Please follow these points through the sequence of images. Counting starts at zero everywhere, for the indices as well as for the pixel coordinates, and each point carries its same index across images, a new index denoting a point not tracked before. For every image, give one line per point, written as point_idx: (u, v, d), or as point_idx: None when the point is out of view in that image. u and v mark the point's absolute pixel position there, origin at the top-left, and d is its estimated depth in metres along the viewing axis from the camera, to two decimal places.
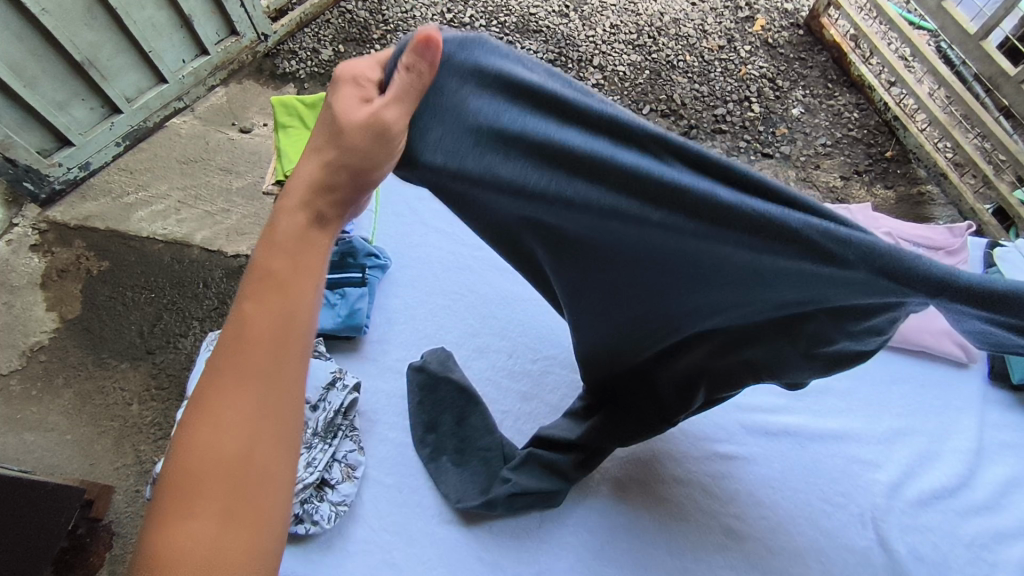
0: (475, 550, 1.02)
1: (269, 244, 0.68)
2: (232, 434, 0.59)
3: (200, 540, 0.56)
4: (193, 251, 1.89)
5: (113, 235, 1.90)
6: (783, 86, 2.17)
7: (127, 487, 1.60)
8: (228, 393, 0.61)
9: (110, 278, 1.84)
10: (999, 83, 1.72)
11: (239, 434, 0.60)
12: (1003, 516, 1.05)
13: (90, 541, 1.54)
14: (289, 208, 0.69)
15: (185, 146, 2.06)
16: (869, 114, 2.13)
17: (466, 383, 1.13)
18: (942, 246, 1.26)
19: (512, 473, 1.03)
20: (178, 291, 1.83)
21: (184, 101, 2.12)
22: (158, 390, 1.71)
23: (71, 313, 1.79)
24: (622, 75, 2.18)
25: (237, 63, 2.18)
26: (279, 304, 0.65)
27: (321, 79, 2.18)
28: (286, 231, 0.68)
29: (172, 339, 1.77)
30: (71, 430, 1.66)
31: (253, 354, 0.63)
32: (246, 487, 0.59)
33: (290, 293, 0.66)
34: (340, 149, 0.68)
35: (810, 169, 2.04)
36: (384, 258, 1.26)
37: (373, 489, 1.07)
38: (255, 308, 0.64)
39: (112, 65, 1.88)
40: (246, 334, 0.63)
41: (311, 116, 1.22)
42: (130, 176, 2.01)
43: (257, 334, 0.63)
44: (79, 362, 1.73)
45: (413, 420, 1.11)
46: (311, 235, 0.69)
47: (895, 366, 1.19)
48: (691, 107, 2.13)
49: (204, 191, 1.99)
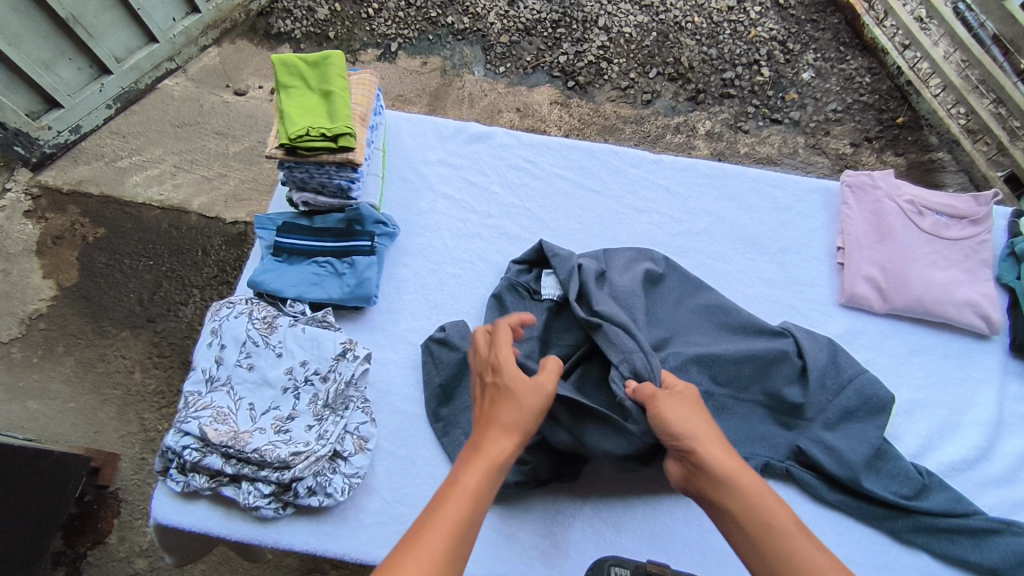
0: (490, 522, 1.02)
1: (485, 429, 0.88)
2: (436, 535, 0.71)
3: None
4: (191, 218, 1.84)
5: (107, 201, 1.85)
6: (794, 49, 2.10)
7: (132, 455, 1.59)
8: (446, 502, 0.76)
9: (106, 245, 1.79)
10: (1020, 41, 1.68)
11: (441, 535, 0.71)
12: (1020, 488, 1.04)
13: (97, 508, 1.54)
14: (498, 419, 0.89)
15: (178, 108, 1.99)
16: (881, 79, 2.07)
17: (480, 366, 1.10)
18: (964, 214, 1.23)
19: (527, 454, 1.02)
20: (177, 258, 1.79)
21: (176, 62, 2.04)
22: (159, 358, 1.69)
23: (68, 281, 1.75)
24: (628, 37, 2.10)
25: (229, 22, 2.10)
26: (482, 462, 0.83)
27: (317, 39, 2.10)
28: (494, 424, 0.88)
29: (172, 308, 1.74)
30: (73, 399, 1.64)
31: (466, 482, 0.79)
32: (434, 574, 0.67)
33: (479, 501, 0.78)
34: (532, 409, 0.91)
35: (820, 135, 2.00)
36: (392, 226, 1.20)
37: (386, 460, 1.06)
38: (467, 467, 0.82)
39: (99, 23, 1.80)
40: (458, 495, 0.77)
41: (313, 75, 1.15)
42: (123, 140, 1.94)
43: (470, 475, 0.80)
44: (79, 330, 1.70)
45: (427, 392, 1.10)
46: (505, 436, 0.87)
47: (915, 338, 1.17)
48: (699, 71, 2.06)
49: (200, 156, 1.92)
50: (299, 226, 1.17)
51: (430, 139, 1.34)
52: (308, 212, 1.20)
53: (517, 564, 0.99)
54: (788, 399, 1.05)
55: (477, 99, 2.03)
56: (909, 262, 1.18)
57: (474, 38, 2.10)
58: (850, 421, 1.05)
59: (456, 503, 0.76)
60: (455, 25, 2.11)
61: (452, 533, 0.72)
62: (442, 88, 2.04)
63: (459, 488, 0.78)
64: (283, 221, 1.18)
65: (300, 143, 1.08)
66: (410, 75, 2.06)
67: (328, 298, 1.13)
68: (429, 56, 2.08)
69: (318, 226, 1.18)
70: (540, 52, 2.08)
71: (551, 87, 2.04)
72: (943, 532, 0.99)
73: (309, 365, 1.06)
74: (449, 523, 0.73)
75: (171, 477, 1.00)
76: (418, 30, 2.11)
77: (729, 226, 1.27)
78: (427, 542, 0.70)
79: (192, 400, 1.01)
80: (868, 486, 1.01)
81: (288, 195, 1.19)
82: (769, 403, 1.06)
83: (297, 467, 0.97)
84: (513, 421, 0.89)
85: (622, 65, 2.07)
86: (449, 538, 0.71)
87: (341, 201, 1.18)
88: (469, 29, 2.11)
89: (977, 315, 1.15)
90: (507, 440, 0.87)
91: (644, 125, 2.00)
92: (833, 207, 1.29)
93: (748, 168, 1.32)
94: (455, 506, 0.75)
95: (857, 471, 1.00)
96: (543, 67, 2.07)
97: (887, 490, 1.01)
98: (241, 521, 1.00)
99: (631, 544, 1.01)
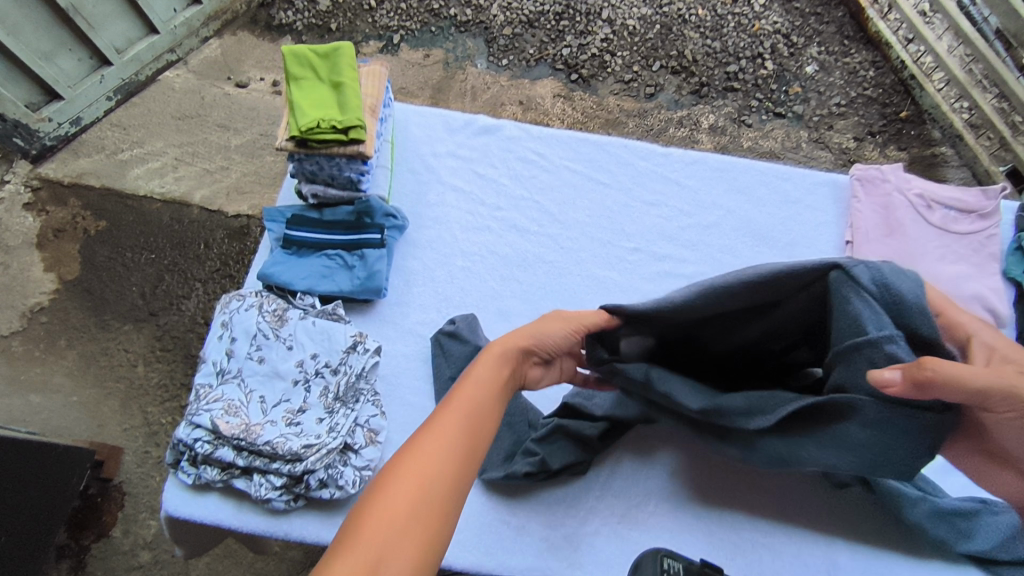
0: (501, 515, 1.02)
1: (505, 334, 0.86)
2: (450, 414, 0.73)
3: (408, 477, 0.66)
4: (193, 211, 1.83)
5: (108, 193, 1.84)
6: (798, 42, 2.09)
7: (135, 448, 1.59)
8: (461, 389, 0.77)
9: (108, 238, 1.79)
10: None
11: (456, 415, 0.73)
12: None
13: (101, 501, 1.54)
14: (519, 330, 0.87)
15: (179, 101, 1.98)
16: (885, 73, 2.06)
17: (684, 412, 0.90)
18: (974, 208, 1.23)
19: (536, 447, 1.03)
20: (179, 252, 1.78)
21: (177, 54, 2.02)
22: (162, 352, 1.68)
23: (70, 274, 1.74)
24: (631, 30, 2.09)
25: (230, 13, 2.08)
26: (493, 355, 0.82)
27: (318, 31, 2.08)
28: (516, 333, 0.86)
29: (174, 301, 1.73)
30: (76, 392, 1.64)
31: (480, 372, 0.80)
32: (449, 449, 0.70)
33: (494, 389, 0.79)
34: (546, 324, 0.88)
35: (823, 130, 1.99)
36: (402, 218, 1.19)
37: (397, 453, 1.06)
38: (483, 359, 0.82)
39: (99, 14, 1.79)
40: (475, 383, 0.78)
41: (324, 66, 1.15)
42: (123, 132, 1.93)
43: (484, 366, 0.80)
44: (81, 324, 1.70)
45: (437, 385, 1.09)
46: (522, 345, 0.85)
47: None
48: (703, 64, 2.06)
49: (201, 148, 1.91)
50: (309, 218, 1.17)
51: (439, 131, 1.34)
52: (317, 205, 1.20)
53: (526, 556, 0.99)
54: None
55: (480, 92, 2.02)
56: (918, 256, 1.18)
57: (477, 30, 2.09)
58: None
59: (470, 389, 0.77)
60: (457, 17, 2.10)
61: (467, 418, 0.74)
62: (445, 81, 2.04)
63: (469, 380, 0.79)
64: (292, 213, 1.18)
65: (310, 135, 1.08)
66: (412, 67, 2.05)
67: (338, 291, 1.13)
68: (431, 49, 2.07)
69: (327, 219, 1.17)
70: (543, 45, 2.07)
71: (554, 80, 2.04)
72: (958, 518, 0.96)
73: (320, 357, 1.06)
74: (466, 404, 0.75)
75: (182, 469, 1.00)
76: (420, 22, 2.09)
77: (738, 220, 1.27)
78: (439, 424, 0.72)
79: (203, 392, 1.01)
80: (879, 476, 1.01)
81: (297, 188, 1.19)
82: None
83: (309, 459, 0.96)
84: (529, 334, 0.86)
85: (625, 58, 2.06)
86: (462, 417, 0.73)
87: (350, 193, 1.17)
88: (471, 21, 2.10)
89: (985, 308, 1.15)
90: (521, 339, 0.85)
91: (647, 119, 1.99)
92: (843, 200, 1.29)
93: (757, 161, 1.32)
94: (470, 391, 0.77)
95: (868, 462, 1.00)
96: (545, 60, 2.06)
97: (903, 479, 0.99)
98: (252, 513, 1.00)
99: (640, 536, 1.01)
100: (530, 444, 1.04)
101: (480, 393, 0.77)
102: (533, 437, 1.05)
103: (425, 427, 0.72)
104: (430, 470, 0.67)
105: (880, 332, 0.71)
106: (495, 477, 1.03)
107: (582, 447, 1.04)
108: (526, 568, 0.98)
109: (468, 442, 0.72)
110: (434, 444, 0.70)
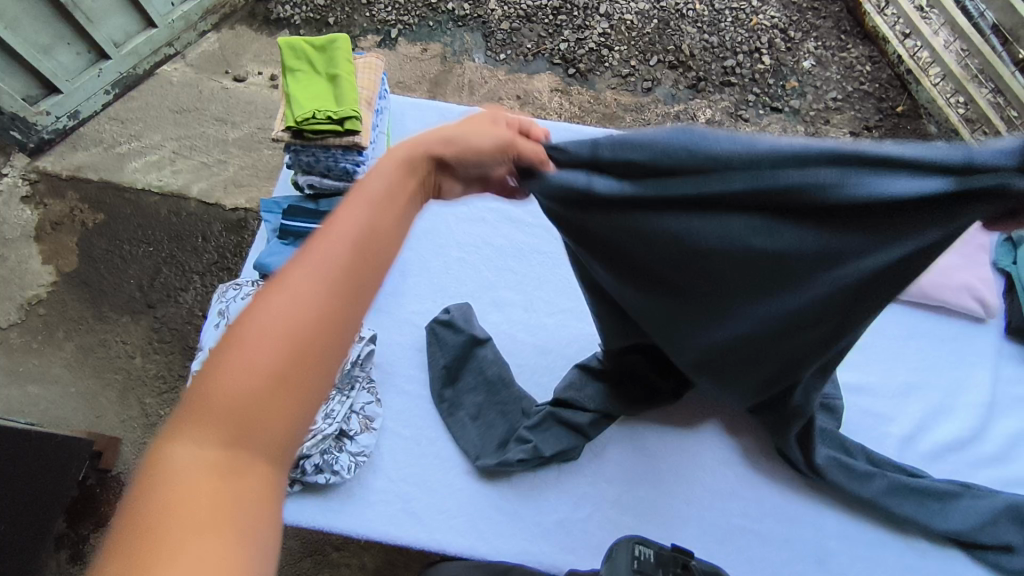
0: (493, 500, 1.04)
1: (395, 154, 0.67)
2: (330, 238, 0.58)
3: (272, 321, 0.52)
4: (191, 204, 1.84)
5: (106, 186, 1.85)
6: (795, 37, 2.10)
7: (133, 439, 1.60)
8: (346, 207, 0.61)
9: (106, 231, 1.80)
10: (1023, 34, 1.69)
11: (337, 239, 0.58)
12: (1013, 468, 1.07)
13: (99, 491, 1.56)
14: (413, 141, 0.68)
15: (177, 94, 1.98)
16: (881, 68, 2.07)
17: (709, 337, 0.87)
18: None
19: (529, 435, 1.04)
20: (177, 244, 1.79)
21: (175, 47, 2.03)
22: (160, 343, 1.69)
23: (68, 266, 1.75)
24: (629, 25, 2.10)
25: (229, 7, 2.09)
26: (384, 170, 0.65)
27: (316, 25, 2.09)
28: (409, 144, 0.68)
29: (172, 293, 1.74)
30: (74, 383, 1.65)
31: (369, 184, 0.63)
32: (332, 280, 0.56)
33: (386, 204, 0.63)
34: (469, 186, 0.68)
35: (820, 124, 2.00)
36: None
37: (391, 440, 1.07)
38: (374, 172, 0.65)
39: (97, 7, 1.79)
40: (362, 202, 0.62)
41: (320, 58, 1.15)
42: (121, 126, 1.93)
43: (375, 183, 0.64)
44: (79, 316, 1.71)
45: (432, 373, 1.12)
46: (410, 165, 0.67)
47: (912, 322, 1.19)
48: (700, 59, 2.06)
49: (199, 142, 1.92)
50: (305, 209, 1.17)
51: (436, 123, 1.35)
52: (313, 196, 1.21)
53: (518, 540, 1.01)
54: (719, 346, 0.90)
55: (478, 86, 2.02)
56: None
57: (475, 25, 2.10)
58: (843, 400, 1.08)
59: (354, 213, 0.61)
60: (456, 11, 2.11)
61: (352, 247, 0.58)
62: (442, 75, 2.04)
63: (355, 193, 0.62)
64: (289, 204, 1.19)
65: (306, 125, 1.09)
66: (410, 61, 2.05)
67: None
68: (429, 43, 2.08)
69: (323, 209, 1.18)
70: (540, 40, 2.08)
71: (551, 75, 2.04)
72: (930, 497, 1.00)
73: None
74: (347, 222, 0.59)
75: None
76: (419, 16, 2.10)
77: None
78: (315, 249, 0.57)
79: None
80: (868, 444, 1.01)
81: (294, 178, 1.20)
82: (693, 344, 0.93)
83: (305, 445, 0.98)
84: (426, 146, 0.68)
85: (623, 52, 2.07)
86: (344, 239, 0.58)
87: (345, 184, 1.18)
88: (470, 16, 2.11)
89: (974, 298, 1.17)
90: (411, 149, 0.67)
91: (644, 113, 2.00)
92: None
93: None
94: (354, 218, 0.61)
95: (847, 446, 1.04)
96: (543, 54, 2.07)
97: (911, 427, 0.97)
98: None
99: (631, 521, 1.02)
100: (523, 431, 1.05)
101: (368, 210, 0.61)
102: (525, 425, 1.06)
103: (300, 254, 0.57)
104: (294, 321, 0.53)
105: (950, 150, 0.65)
106: (489, 464, 1.04)
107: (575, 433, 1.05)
108: (518, 553, 1.00)
109: (355, 270, 0.58)
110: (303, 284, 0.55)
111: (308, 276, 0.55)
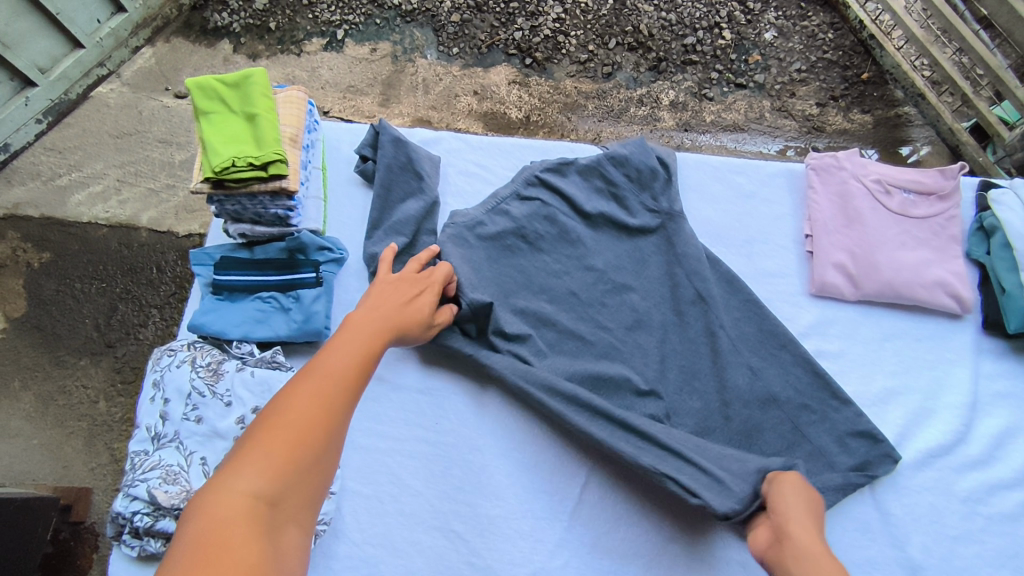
0: (464, 555, 0.99)
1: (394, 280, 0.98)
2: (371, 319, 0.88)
3: (344, 345, 0.81)
4: (141, 234, 1.74)
5: (49, 222, 1.74)
6: (755, 8, 2.02)
7: (105, 487, 1.53)
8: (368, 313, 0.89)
9: (54, 271, 1.70)
10: (1012, 25, 1.56)
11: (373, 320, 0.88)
12: (997, 468, 1.05)
13: (74, 545, 1.47)
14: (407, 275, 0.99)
15: (116, 118, 1.85)
16: (844, 34, 2.00)
17: (531, 253, 1.15)
18: (932, 190, 1.19)
19: (366, 148, 1.21)
20: (130, 279, 1.69)
21: (108, 67, 1.89)
22: (123, 385, 1.61)
23: (17, 311, 1.65)
24: (584, 7, 2.01)
25: (160, 19, 1.95)
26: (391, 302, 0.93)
27: (258, 32, 1.96)
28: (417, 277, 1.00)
29: (131, 331, 1.65)
30: (36, 435, 1.56)
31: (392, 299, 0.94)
32: (361, 330, 0.85)
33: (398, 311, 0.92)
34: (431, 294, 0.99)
35: (786, 97, 1.93)
36: (339, 250, 1.13)
37: (352, 500, 1.01)
38: (386, 294, 0.94)
39: (13, 31, 1.66)
40: (374, 308, 0.91)
41: (235, 96, 1.06)
42: (59, 156, 1.81)
43: (385, 298, 0.93)
44: (35, 363, 1.61)
45: (394, 179, 1.18)
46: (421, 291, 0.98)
47: (886, 323, 1.15)
48: (659, 38, 1.98)
49: (144, 167, 1.80)
50: (238, 260, 1.10)
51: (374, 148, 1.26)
52: (247, 242, 1.12)
53: None
54: (589, 325, 1.12)
55: (432, 85, 1.92)
56: (878, 245, 1.14)
57: (424, 19, 1.99)
58: (610, 191, 1.20)
59: (398, 294, 0.95)
60: (403, 6, 1.99)
61: (376, 320, 0.88)
62: (395, 75, 1.93)
63: (372, 299, 0.93)
64: (219, 255, 1.10)
65: (227, 175, 1.00)
66: (360, 63, 1.94)
67: (275, 336, 1.07)
68: (377, 42, 1.96)
69: (259, 258, 1.10)
70: (493, 30, 1.97)
71: (508, 66, 1.94)
72: (621, 160, 1.20)
73: None
74: (380, 311, 0.90)
75: (125, 542, 0.94)
76: (364, 14, 1.98)
77: (691, 221, 1.22)
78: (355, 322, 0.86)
79: (139, 461, 0.96)
80: (632, 201, 1.19)
81: (224, 227, 1.11)
82: (597, 339, 1.10)
83: None
84: (431, 282, 1.00)
85: (580, 37, 1.97)
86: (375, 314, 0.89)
87: (280, 230, 1.10)
88: (417, 10, 1.99)
89: (947, 294, 1.13)
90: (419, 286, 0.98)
91: (607, 100, 1.91)
92: (799, 190, 1.25)
93: (708, 156, 1.27)
94: (390, 299, 0.93)
95: (608, 213, 1.18)
96: (498, 45, 1.96)
97: (602, 210, 1.18)
98: None
99: (612, 565, 0.99)
100: (366, 151, 1.20)
101: (383, 312, 0.90)
102: (365, 144, 1.21)
103: (360, 323, 0.86)
104: (353, 358, 0.79)
105: (667, 211, 1.18)
106: (380, 167, 1.18)
107: (370, 150, 1.21)
108: None
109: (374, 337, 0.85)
110: (346, 341, 0.82)
111: (357, 331, 0.84)
